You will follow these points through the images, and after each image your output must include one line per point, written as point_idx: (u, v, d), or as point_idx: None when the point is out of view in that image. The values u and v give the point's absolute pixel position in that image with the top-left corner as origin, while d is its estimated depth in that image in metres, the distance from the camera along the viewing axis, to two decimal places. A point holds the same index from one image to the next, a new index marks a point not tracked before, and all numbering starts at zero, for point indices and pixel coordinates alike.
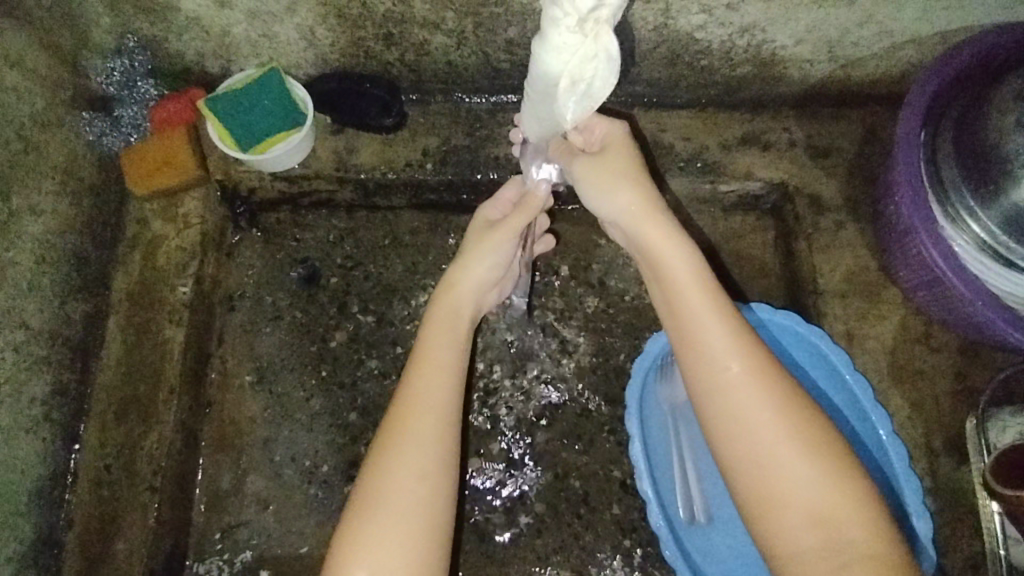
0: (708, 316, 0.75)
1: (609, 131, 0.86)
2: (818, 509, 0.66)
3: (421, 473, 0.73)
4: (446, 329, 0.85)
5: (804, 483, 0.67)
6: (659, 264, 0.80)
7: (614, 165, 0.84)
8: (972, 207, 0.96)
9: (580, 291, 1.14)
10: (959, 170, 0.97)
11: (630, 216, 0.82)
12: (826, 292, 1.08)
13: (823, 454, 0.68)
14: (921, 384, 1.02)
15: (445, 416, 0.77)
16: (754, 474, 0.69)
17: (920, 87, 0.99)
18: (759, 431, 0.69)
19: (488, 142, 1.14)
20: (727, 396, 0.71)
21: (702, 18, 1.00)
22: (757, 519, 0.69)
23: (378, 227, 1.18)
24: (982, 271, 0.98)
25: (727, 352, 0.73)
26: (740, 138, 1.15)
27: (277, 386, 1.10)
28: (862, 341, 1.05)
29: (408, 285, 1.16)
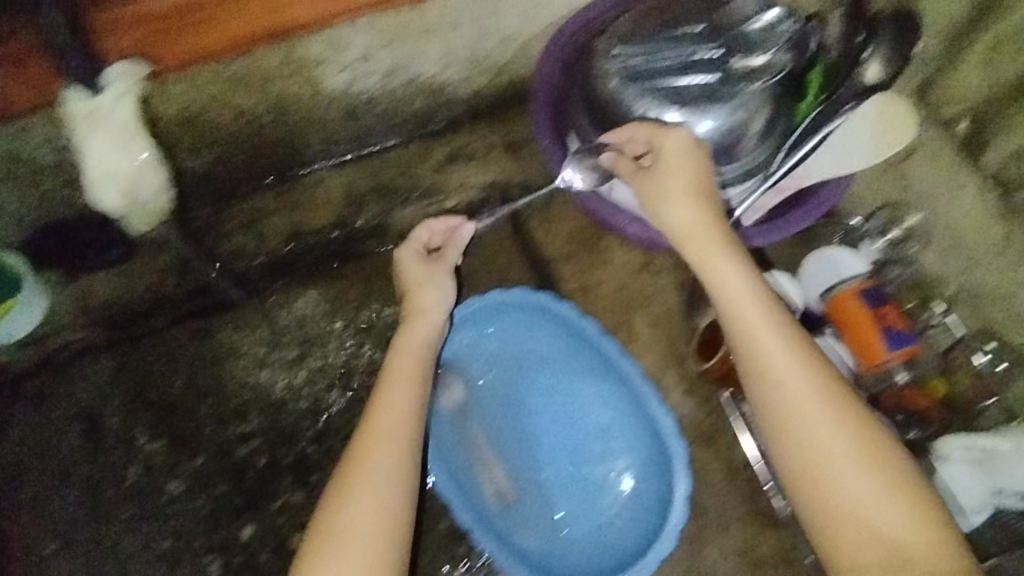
0: (775, 332, 0.80)
1: (669, 150, 0.91)
2: (875, 499, 0.73)
3: (387, 488, 0.83)
4: (380, 443, 0.86)
5: (860, 494, 0.73)
6: (743, 316, 0.81)
7: (674, 181, 0.90)
8: (600, 146, 1.07)
9: (357, 342, 1.25)
10: (586, 118, 1.08)
11: (678, 232, 0.88)
12: (554, 259, 1.21)
13: (880, 463, 0.75)
14: (654, 305, 1.16)
15: (411, 427, 0.89)
16: (821, 483, 0.75)
17: (553, 50, 1.13)
18: (823, 444, 0.76)
19: (220, 240, 1.22)
20: (803, 407, 0.77)
21: (346, 75, 1.09)
22: (812, 511, 0.75)
23: (146, 354, 1.21)
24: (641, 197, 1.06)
25: (795, 367, 0.78)
26: (446, 159, 1.29)
27: (86, 540, 1.13)
28: (594, 290, 1.18)
29: (190, 398, 1.20)
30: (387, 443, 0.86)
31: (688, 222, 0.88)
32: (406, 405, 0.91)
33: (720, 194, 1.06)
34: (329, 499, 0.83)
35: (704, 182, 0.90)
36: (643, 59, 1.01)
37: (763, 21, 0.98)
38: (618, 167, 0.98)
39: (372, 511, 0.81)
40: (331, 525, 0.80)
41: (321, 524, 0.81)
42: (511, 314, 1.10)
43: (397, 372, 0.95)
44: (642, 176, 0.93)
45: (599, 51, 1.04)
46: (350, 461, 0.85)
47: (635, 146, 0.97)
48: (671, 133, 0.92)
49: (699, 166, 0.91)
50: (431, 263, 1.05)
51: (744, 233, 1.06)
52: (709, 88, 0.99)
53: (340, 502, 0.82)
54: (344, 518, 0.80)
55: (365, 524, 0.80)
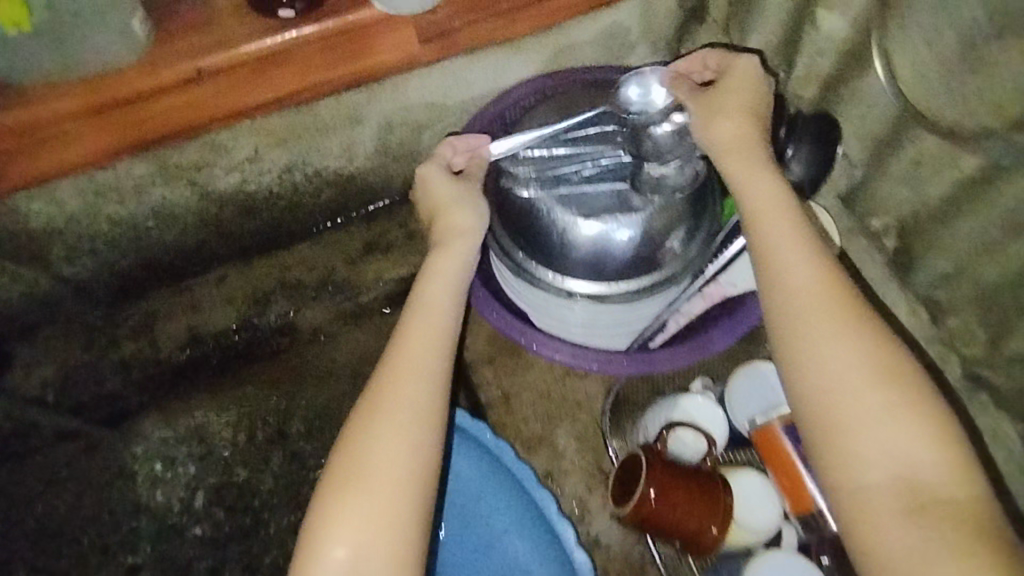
0: (801, 253, 0.78)
1: (736, 66, 0.88)
2: (893, 436, 0.69)
3: (417, 424, 0.77)
4: (402, 378, 0.79)
5: (880, 427, 0.69)
6: (769, 237, 0.79)
7: (726, 96, 0.86)
8: (513, 249, 0.97)
9: (263, 454, 1.14)
10: (498, 215, 0.97)
11: (720, 145, 0.84)
12: (475, 361, 1.12)
13: (907, 394, 0.70)
14: (580, 415, 1.08)
15: (432, 374, 0.80)
16: (835, 421, 0.70)
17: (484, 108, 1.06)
18: (851, 375, 0.71)
19: (109, 347, 1.12)
20: (819, 341, 0.73)
21: (235, 176, 1.01)
22: (828, 453, 0.70)
23: (27, 477, 1.11)
24: (550, 309, 0.99)
25: (820, 288, 0.75)
26: (360, 251, 1.20)
27: None
28: (517, 396, 1.09)
29: (74, 525, 1.09)
30: (408, 373, 0.80)
31: (735, 138, 0.84)
32: (425, 343, 0.82)
33: (639, 305, 0.98)
34: (343, 452, 0.76)
35: (757, 105, 0.86)
36: (565, 160, 0.93)
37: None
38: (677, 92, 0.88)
39: (390, 458, 0.75)
40: (344, 483, 0.74)
41: (337, 474, 0.75)
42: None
43: (422, 305, 0.84)
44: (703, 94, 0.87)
45: (505, 151, 0.96)
46: (369, 404, 0.78)
47: (701, 78, 0.92)
48: (735, 61, 0.89)
49: (756, 80, 0.87)
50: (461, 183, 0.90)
51: (666, 355, 0.97)
52: (620, 195, 0.93)
53: (369, 421, 0.77)
54: (368, 457, 0.75)
55: (386, 475, 0.74)
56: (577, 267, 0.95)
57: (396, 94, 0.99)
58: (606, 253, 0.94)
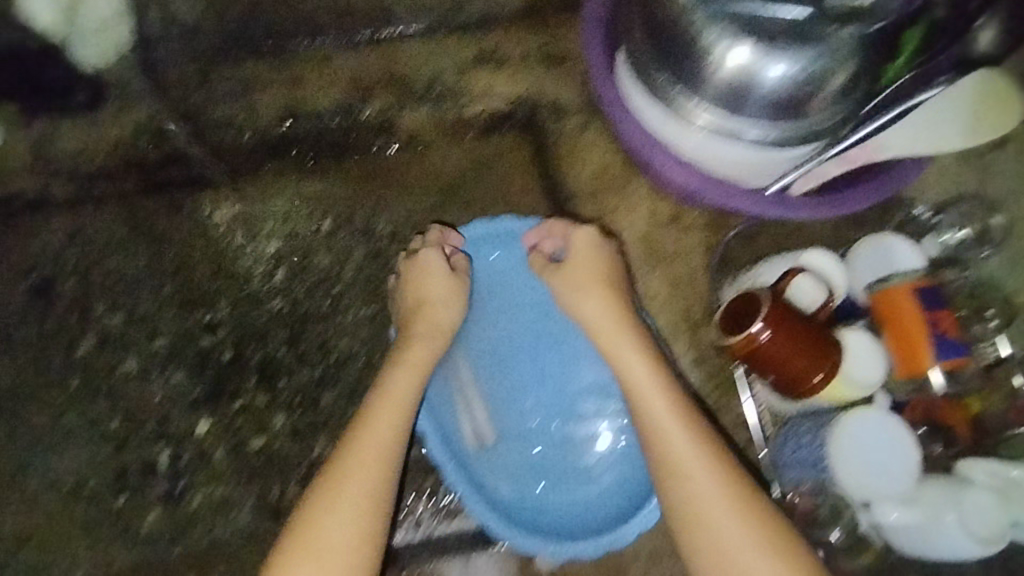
0: (677, 429, 0.87)
1: (580, 239, 1.01)
2: (743, 541, 0.79)
3: (390, 450, 0.86)
4: (393, 411, 0.88)
5: (721, 522, 0.81)
6: (627, 371, 0.93)
7: (612, 298, 0.97)
8: (656, 76, 0.95)
9: (348, 244, 1.12)
10: (641, 43, 0.96)
11: (594, 328, 0.97)
12: (576, 196, 1.10)
13: (736, 488, 0.82)
14: (676, 265, 1.06)
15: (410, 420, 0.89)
16: (693, 512, 0.82)
17: None
18: (706, 481, 0.83)
19: (207, 104, 1.08)
20: (706, 518, 0.81)
21: None
22: (689, 547, 0.82)
23: (106, 217, 1.07)
24: (691, 141, 0.98)
25: (718, 495, 0.82)
26: (473, 59, 1.14)
27: (21, 410, 1.00)
28: (616, 234, 1.07)
29: (155, 274, 1.08)
30: (402, 405, 0.89)
31: (633, 369, 0.92)
32: (419, 365, 0.92)
33: (768, 153, 0.96)
34: (317, 491, 0.83)
35: (618, 312, 0.96)
36: None
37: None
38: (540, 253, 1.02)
39: (370, 496, 0.82)
40: (331, 490, 0.82)
41: (323, 493, 0.82)
42: (520, 248, 1.04)
43: (401, 356, 0.93)
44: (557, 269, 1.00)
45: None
46: (366, 419, 0.87)
47: (553, 249, 1.02)
48: (579, 232, 1.01)
49: (617, 270, 1.00)
50: (455, 277, 0.98)
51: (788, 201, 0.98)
52: (800, 25, 0.85)
53: (351, 446, 0.85)
54: (348, 470, 0.83)
55: (360, 496, 0.82)
56: (723, 101, 0.91)
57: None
58: (760, 90, 0.88)
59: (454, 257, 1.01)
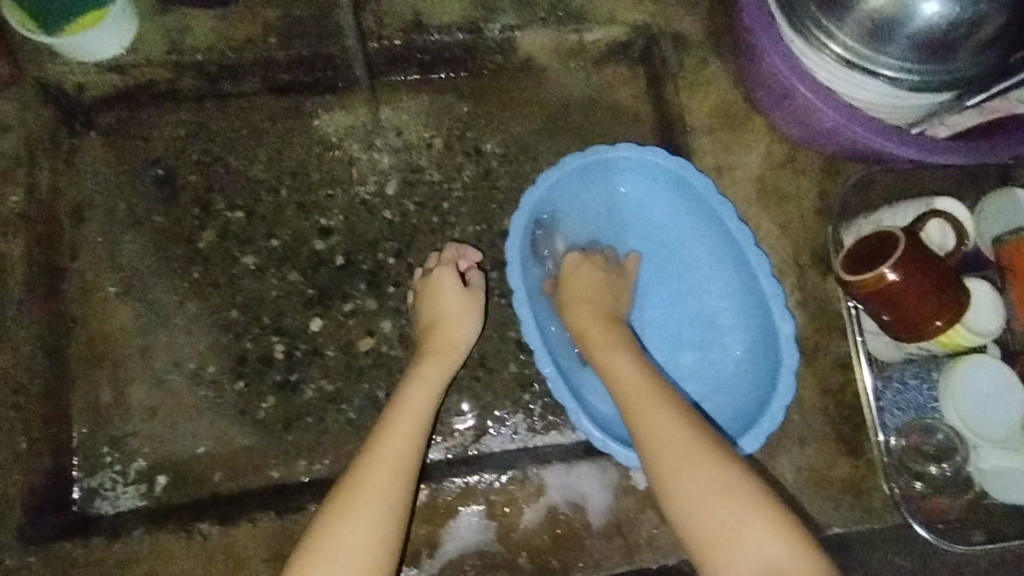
0: (655, 400, 0.86)
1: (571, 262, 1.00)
2: (753, 540, 0.75)
3: (405, 456, 0.87)
4: (409, 419, 0.90)
5: (734, 523, 0.76)
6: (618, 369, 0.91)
7: (576, 291, 0.98)
8: (813, 11, 0.93)
9: (459, 162, 1.13)
10: None
11: (579, 330, 0.96)
12: (694, 130, 1.09)
13: (744, 490, 0.78)
14: (789, 207, 1.06)
15: (418, 434, 0.90)
16: (690, 515, 0.78)
17: None
18: (716, 468, 0.79)
19: (335, 8, 1.07)
20: (694, 498, 0.78)
21: None
22: (701, 555, 0.77)
23: (229, 118, 1.11)
24: (832, 79, 0.97)
25: (675, 424, 0.83)
26: None
27: (147, 294, 1.04)
28: (731, 172, 1.07)
29: (275, 176, 1.11)
30: (418, 411, 0.91)
31: (623, 368, 0.90)
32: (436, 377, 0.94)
33: (909, 97, 0.95)
34: (336, 500, 0.84)
35: (602, 326, 0.95)
36: None
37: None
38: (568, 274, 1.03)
39: (377, 509, 0.83)
40: (347, 498, 0.84)
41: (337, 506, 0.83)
42: (637, 170, 1.04)
43: (417, 374, 0.94)
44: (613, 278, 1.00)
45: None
46: (389, 425, 0.89)
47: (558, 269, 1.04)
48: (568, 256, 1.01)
49: (603, 276, 0.99)
50: (467, 292, 1.00)
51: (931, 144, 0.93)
52: None
53: (373, 451, 0.87)
54: (370, 473, 0.85)
55: (377, 502, 0.83)
56: (869, 30, 0.91)
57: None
58: (909, 22, 0.88)
59: (468, 274, 1.04)
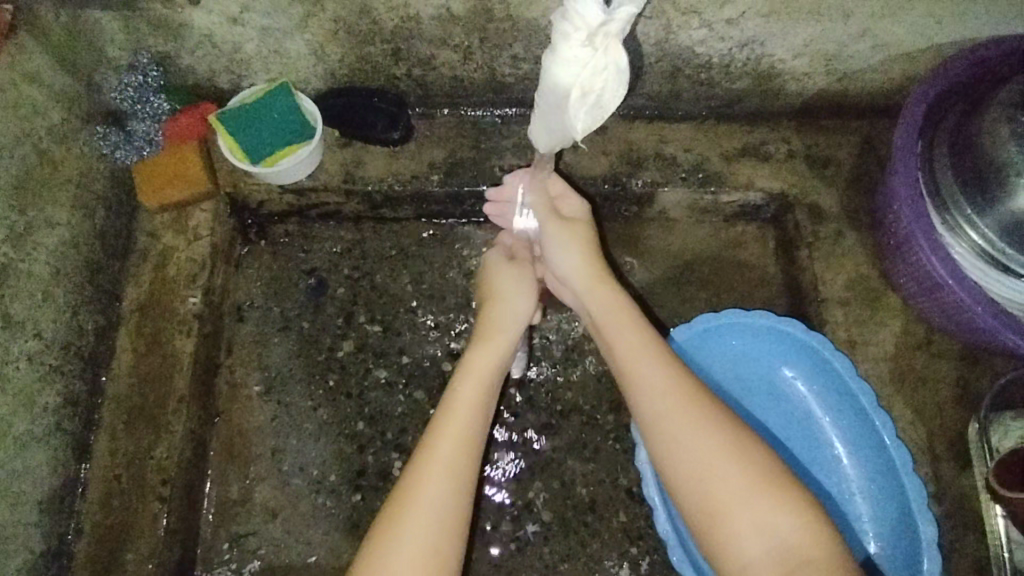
0: (640, 359, 0.86)
1: (575, 207, 1.01)
2: (763, 520, 0.71)
3: (462, 455, 0.82)
4: (472, 413, 0.85)
5: (747, 497, 0.73)
6: (598, 313, 0.93)
7: (574, 230, 0.98)
8: (970, 215, 0.97)
9: None
10: (960, 187, 0.98)
11: (584, 277, 0.95)
12: (827, 299, 1.09)
13: (753, 464, 0.75)
14: (923, 391, 1.04)
15: (476, 438, 0.84)
16: (696, 491, 0.75)
17: (922, 90, 1.01)
18: (694, 430, 0.78)
19: (493, 154, 1.15)
20: (680, 455, 0.77)
21: (702, 32, 1.02)
22: (707, 535, 0.74)
23: (385, 239, 1.20)
24: (982, 279, 0.99)
25: (661, 379, 0.83)
26: (739, 150, 1.17)
27: (285, 397, 1.11)
28: (864, 347, 1.06)
29: (414, 295, 1.17)
30: (478, 399, 0.87)
31: (606, 300, 0.93)
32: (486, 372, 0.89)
33: None
34: (384, 522, 0.77)
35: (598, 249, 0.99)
36: None
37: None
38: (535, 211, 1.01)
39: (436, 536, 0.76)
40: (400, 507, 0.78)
41: (386, 525, 0.77)
42: (765, 340, 1.08)
43: (459, 393, 0.87)
44: (557, 220, 0.98)
45: (1009, 96, 0.94)
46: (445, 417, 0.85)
47: (563, 201, 1.01)
48: (569, 203, 1.01)
49: (595, 226, 1.01)
50: (515, 269, 1.00)
51: None
52: None
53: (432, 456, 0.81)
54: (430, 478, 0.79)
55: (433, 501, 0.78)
56: (1018, 231, 0.94)
57: (900, 13, 0.99)
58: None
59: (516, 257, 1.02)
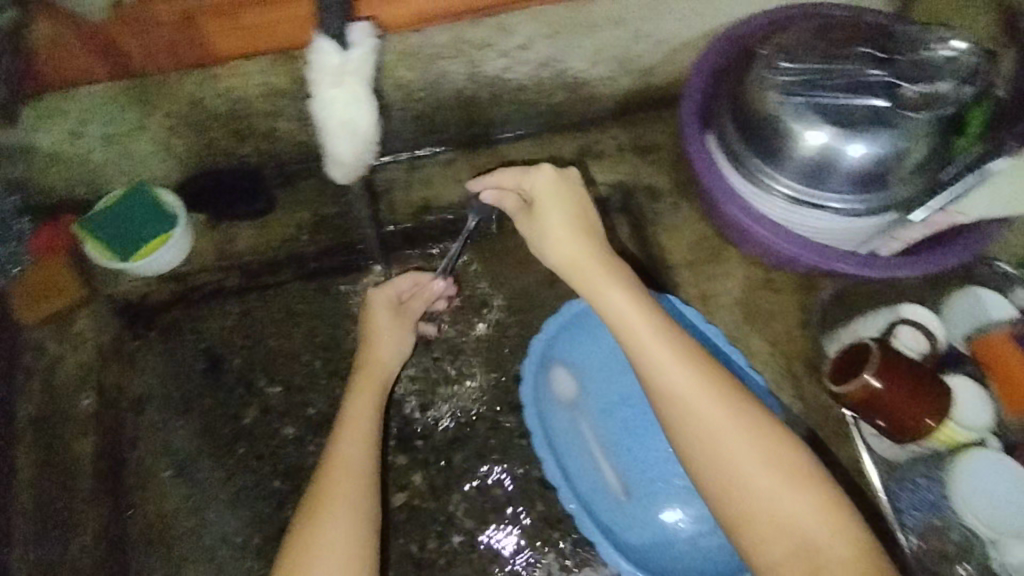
0: (669, 364, 0.85)
1: (538, 179, 0.95)
2: (792, 516, 0.78)
3: (357, 490, 0.92)
4: (354, 454, 0.96)
5: (782, 501, 0.79)
6: (618, 315, 0.89)
7: (551, 208, 0.94)
8: (759, 165, 1.06)
9: (470, 317, 1.24)
10: (745, 142, 1.06)
11: (568, 265, 0.93)
12: (674, 264, 1.22)
13: (781, 467, 0.80)
14: (773, 324, 1.15)
15: (367, 469, 0.95)
16: (733, 494, 0.81)
17: (693, 73, 1.15)
18: (723, 437, 0.82)
19: (355, 204, 1.26)
20: (717, 458, 0.82)
21: (503, 61, 1.14)
22: (742, 537, 0.80)
23: (271, 303, 1.27)
24: (787, 217, 1.08)
25: (691, 383, 0.85)
26: (576, 153, 1.30)
27: (198, 474, 1.14)
28: (714, 299, 1.18)
29: (309, 350, 1.24)
30: (361, 438, 0.98)
31: (624, 306, 0.90)
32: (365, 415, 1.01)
33: (859, 222, 1.06)
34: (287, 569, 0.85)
35: (586, 217, 0.95)
36: (815, 79, 0.99)
37: (949, 50, 0.94)
38: (505, 204, 0.98)
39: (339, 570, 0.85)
40: (302, 550, 0.86)
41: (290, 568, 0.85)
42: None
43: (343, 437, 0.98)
44: (525, 216, 0.97)
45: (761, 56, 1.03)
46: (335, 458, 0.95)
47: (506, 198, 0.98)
48: (535, 180, 0.95)
49: (570, 191, 0.96)
50: (393, 316, 1.11)
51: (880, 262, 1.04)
52: (878, 112, 0.97)
53: (327, 498, 0.91)
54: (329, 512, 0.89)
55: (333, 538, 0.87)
56: (799, 168, 1.03)
57: (661, 13, 1.14)
58: (837, 165, 1.00)
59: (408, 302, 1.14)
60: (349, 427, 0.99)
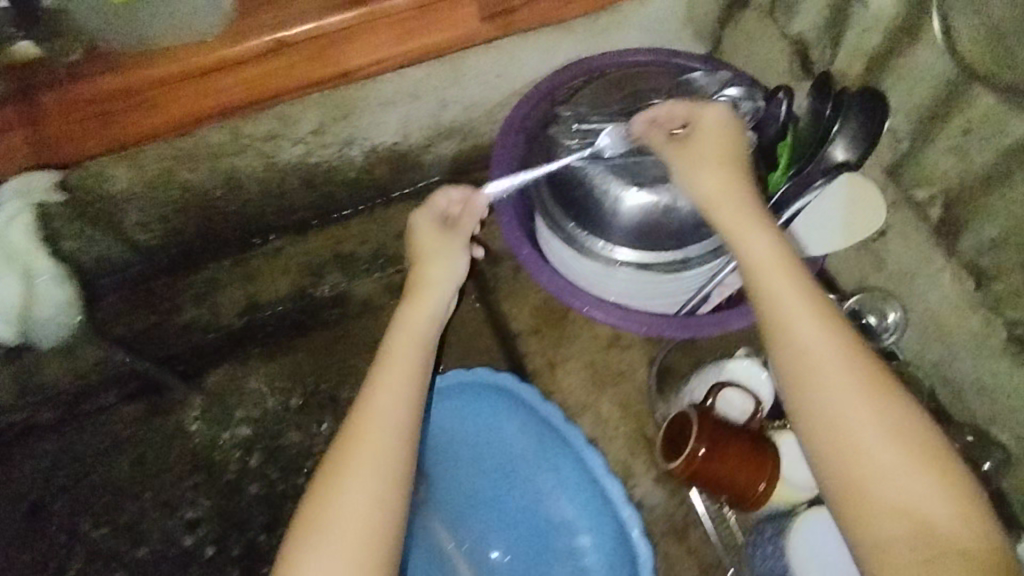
0: (799, 309, 0.72)
1: (709, 115, 0.88)
2: (914, 492, 0.63)
3: (367, 498, 0.73)
4: (370, 446, 0.76)
5: (895, 477, 0.64)
6: (758, 256, 0.76)
7: (694, 150, 0.86)
8: (571, 227, 0.99)
9: (316, 418, 1.17)
10: (555, 204, 1.00)
11: (708, 201, 0.82)
12: (519, 333, 1.16)
13: (907, 441, 0.65)
14: (623, 384, 1.11)
15: (394, 468, 0.76)
16: (842, 463, 0.66)
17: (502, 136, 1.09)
18: (838, 399, 0.67)
19: (176, 312, 1.18)
20: (828, 417, 0.67)
21: (300, 148, 1.06)
22: (841, 512, 0.65)
23: (89, 433, 1.14)
24: (609, 279, 1.01)
25: (817, 338, 0.70)
26: (410, 226, 1.25)
27: None
28: (562, 365, 1.13)
29: (138, 480, 1.12)
30: (380, 432, 0.78)
31: (771, 247, 0.76)
32: (398, 395, 0.81)
33: (686, 275, 1.00)
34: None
35: (735, 149, 0.86)
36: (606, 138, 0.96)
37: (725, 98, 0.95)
38: (652, 139, 0.91)
39: None
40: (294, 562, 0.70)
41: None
42: (474, 397, 1.05)
43: (359, 429, 0.78)
44: (682, 146, 0.87)
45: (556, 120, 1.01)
46: (348, 443, 0.77)
47: (674, 122, 0.91)
48: (704, 114, 0.88)
49: (739, 139, 0.86)
50: (446, 235, 0.95)
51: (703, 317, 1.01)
52: None
53: (331, 495, 0.73)
54: (330, 521, 0.72)
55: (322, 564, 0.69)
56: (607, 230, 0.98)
57: (462, 80, 1.08)
58: (645, 221, 0.96)
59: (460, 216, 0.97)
60: (366, 419, 0.79)
